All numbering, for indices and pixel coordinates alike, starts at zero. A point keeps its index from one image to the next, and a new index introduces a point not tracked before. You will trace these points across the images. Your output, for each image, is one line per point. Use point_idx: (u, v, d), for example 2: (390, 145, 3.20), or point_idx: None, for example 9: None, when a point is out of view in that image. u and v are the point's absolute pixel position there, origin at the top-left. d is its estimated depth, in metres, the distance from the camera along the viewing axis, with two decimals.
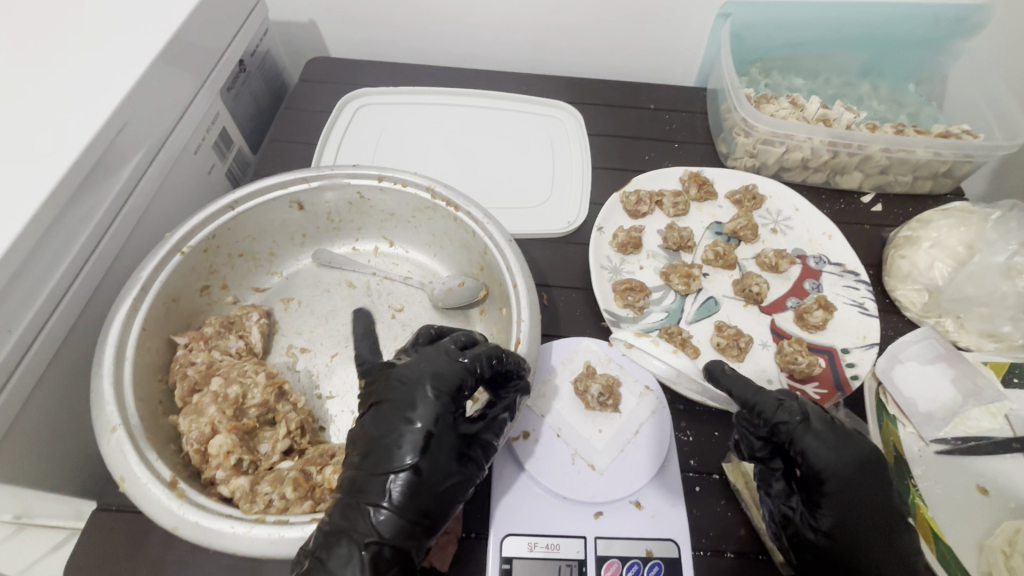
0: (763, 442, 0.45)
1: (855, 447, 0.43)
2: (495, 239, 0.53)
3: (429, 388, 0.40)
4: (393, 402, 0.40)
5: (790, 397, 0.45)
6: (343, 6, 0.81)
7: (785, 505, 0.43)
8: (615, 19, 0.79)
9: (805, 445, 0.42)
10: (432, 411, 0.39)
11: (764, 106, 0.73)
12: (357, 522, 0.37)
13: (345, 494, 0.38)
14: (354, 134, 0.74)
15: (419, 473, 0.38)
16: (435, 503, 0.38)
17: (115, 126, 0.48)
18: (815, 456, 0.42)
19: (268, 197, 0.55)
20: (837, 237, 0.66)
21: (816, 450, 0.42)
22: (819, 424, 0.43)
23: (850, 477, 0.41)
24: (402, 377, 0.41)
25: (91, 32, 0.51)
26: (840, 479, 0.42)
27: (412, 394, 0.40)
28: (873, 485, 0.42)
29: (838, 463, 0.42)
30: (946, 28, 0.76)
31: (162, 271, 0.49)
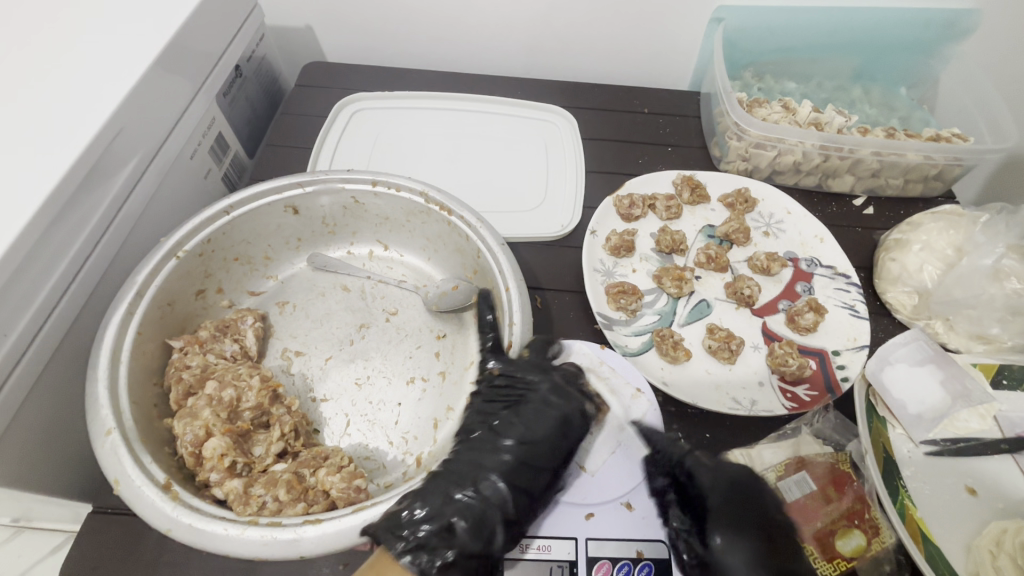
0: (662, 466, 0.47)
1: (733, 464, 0.46)
2: (487, 243, 0.53)
3: (574, 407, 0.49)
4: (526, 412, 0.48)
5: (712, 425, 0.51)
6: (339, 12, 0.82)
7: (678, 528, 0.45)
8: (609, 24, 0.80)
9: (692, 466, 0.46)
10: (566, 430, 0.48)
11: (756, 110, 0.73)
12: (485, 505, 0.43)
13: (448, 477, 0.44)
14: (350, 138, 0.75)
15: (533, 477, 0.45)
16: (547, 496, 0.46)
17: (111, 132, 0.48)
18: (699, 476, 0.45)
19: (262, 201, 0.55)
20: (828, 240, 0.66)
21: (699, 469, 0.45)
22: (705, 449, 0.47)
23: (731, 495, 0.44)
24: (543, 391, 0.49)
25: (88, 39, 0.52)
26: (722, 492, 0.44)
27: (560, 412, 0.48)
28: (757, 503, 0.44)
29: (720, 476, 0.45)
30: (937, 32, 0.77)
31: (157, 275, 0.49)
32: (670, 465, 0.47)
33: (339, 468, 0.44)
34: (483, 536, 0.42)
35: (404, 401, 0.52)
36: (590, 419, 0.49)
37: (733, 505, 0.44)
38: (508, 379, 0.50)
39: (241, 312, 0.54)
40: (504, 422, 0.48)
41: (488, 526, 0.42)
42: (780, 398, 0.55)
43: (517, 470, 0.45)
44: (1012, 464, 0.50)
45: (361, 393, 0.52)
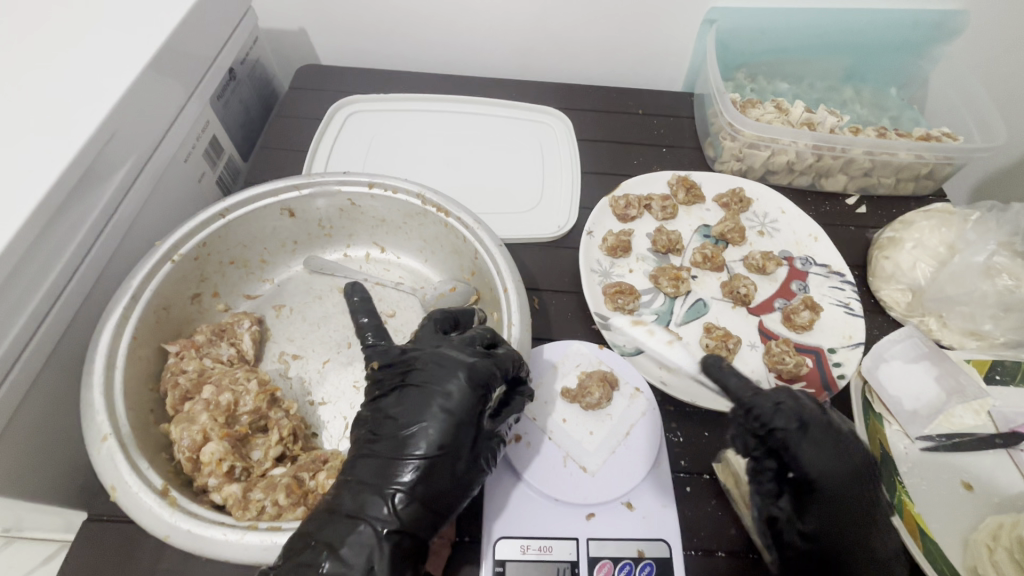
0: (758, 442, 0.43)
1: (854, 455, 0.42)
2: (485, 244, 0.54)
3: (459, 380, 0.41)
4: (413, 386, 0.42)
5: (788, 400, 0.43)
6: (334, 15, 0.82)
7: (773, 506, 0.42)
8: (604, 27, 0.80)
9: (800, 452, 0.41)
10: (459, 399, 0.40)
11: (750, 111, 0.74)
12: (372, 506, 0.37)
13: (355, 476, 0.39)
14: (345, 141, 0.75)
15: (436, 458, 0.39)
16: (453, 491, 0.39)
17: (105, 136, 0.48)
18: (811, 463, 0.41)
19: (258, 204, 0.55)
20: (822, 239, 0.67)
21: (813, 459, 0.41)
22: (818, 429, 0.42)
23: (841, 483, 0.41)
24: (429, 363, 0.43)
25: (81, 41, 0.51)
26: (835, 485, 0.41)
27: (447, 381, 0.41)
28: (858, 490, 0.41)
29: (835, 472, 0.41)
30: (926, 33, 0.78)
31: (152, 280, 0.49)
32: (770, 443, 0.43)
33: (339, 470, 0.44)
34: (389, 539, 0.36)
35: None
36: (492, 383, 0.42)
37: (840, 494, 0.41)
38: (394, 362, 0.45)
39: (238, 316, 0.54)
40: (395, 406, 0.42)
41: (394, 527, 0.37)
42: None
43: (423, 454, 0.38)
44: (1007, 458, 0.51)
45: (360, 396, 0.52)
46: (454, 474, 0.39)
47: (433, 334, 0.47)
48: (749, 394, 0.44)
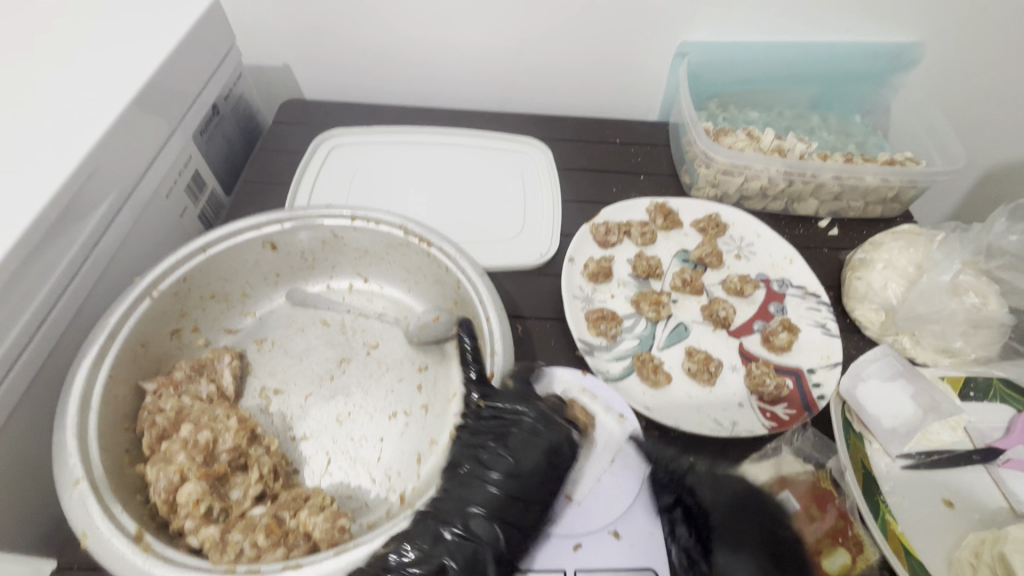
0: (666, 489, 0.47)
1: (744, 488, 0.45)
2: (468, 274, 0.54)
3: (561, 431, 0.45)
4: (524, 428, 0.44)
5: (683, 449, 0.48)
6: (319, 51, 0.84)
7: (686, 549, 0.45)
8: (581, 59, 0.83)
9: (693, 483, 0.45)
10: (560, 456, 0.44)
11: (723, 138, 0.77)
12: (479, 535, 0.39)
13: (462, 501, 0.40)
14: (328, 174, 0.76)
15: (530, 503, 0.41)
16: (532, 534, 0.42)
17: (86, 173, 0.48)
18: (701, 492, 0.45)
19: (240, 238, 0.55)
20: (797, 261, 0.69)
21: (705, 491, 0.45)
22: (705, 468, 0.46)
23: (730, 509, 0.44)
24: (536, 413, 0.45)
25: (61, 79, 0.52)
26: (724, 513, 0.43)
27: (551, 435, 0.44)
28: (752, 517, 0.43)
29: (723, 500, 0.44)
30: (885, 64, 0.82)
31: (130, 317, 0.48)
32: (673, 486, 0.47)
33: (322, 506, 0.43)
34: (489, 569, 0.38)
35: (386, 436, 0.51)
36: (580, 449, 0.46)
37: (735, 521, 0.43)
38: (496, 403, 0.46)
39: (218, 351, 0.54)
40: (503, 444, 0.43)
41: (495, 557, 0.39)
42: (761, 418, 0.55)
43: (524, 499, 0.41)
44: (984, 474, 0.52)
45: (343, 430, 0.51)
46: (540, 519, 0.42)
47: (525, 386, 0.49)
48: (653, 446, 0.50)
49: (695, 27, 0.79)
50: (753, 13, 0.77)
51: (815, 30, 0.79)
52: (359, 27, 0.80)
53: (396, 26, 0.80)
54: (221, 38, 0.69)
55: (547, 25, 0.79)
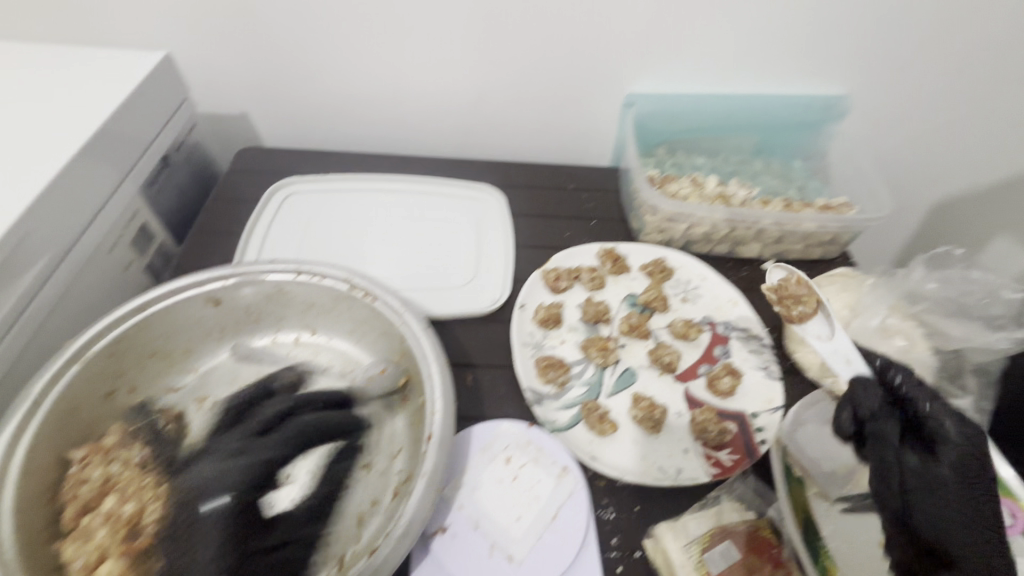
0: (893, 410, 0.46)
1: (959, 446, 0.43)
2: (411, 328, 0.54)
3: (266, 450, 0.48)
4: (233, 455, 0.48)
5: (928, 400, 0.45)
6: (276, 101, 0.85)
7: (886, 460, 0.44)
8: (533, 108, 0.86)
9: (940, 425, 0.44)
10: (242, 472, 0.47)
11: (668, 186, 0.79)
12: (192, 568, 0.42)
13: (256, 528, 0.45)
14: (281, 222, 0.76)
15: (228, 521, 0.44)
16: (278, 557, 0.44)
17: (15, 237, 0.48)
18: (943, 427, 0.44)
19: (180, 296, 0.55)
20: (741, 304, 0.71)
21: (955, 432, 0.43)
22: (953, 428, 0.43)
23: (948, 469, 0.42)
24: (227, 445, 0.49)
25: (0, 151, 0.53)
26: (957, 467, 0.42)
27: (248, 455, 0.48)
28: (964, 488, 0.42)
29: (965, 444, 0.43)
30: (818, 115, 0.87)
31: (58, 384, 0.47)
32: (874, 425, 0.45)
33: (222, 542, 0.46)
34: None
35: None
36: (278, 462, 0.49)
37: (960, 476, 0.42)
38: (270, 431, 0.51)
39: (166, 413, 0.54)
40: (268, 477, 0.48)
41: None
42: (704, 465, 0.57)
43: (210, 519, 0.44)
44: None
45: None
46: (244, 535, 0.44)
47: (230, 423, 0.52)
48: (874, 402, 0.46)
49: (639, 80, 0.83)
50: (692, 68, 0.82)
51: (751, 83, 0.84)
52: (315, 79, 0.82)
53: (352, 78, 0.82)
54: (171, 94, 0.70)
55: (499, 78, 0.82)
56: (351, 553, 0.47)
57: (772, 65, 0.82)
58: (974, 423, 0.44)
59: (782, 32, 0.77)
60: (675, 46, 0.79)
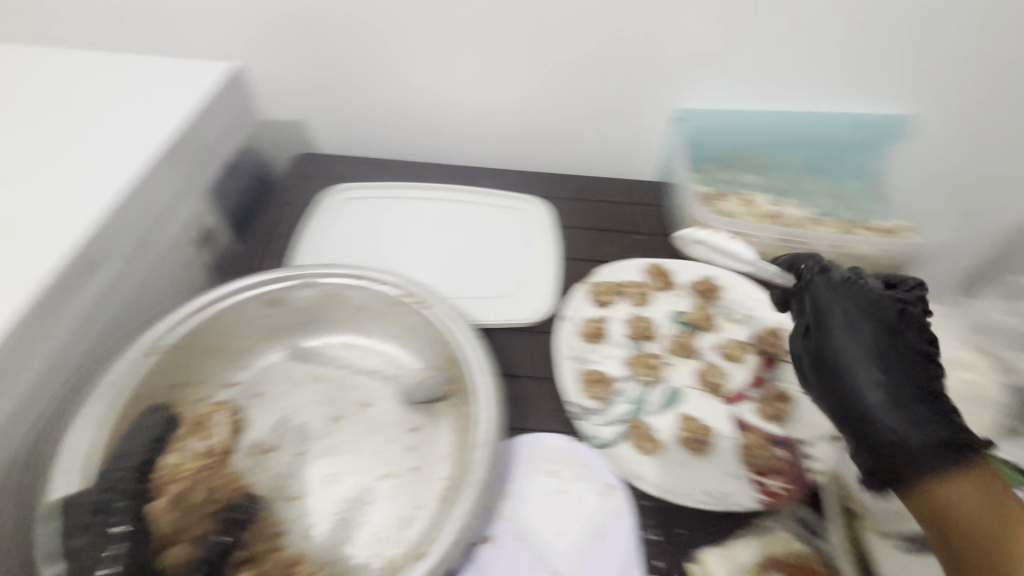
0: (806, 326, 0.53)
1: (876, 334, 0.49)
2: (461, 336, 0.55)
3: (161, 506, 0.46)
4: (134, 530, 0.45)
5: (858, 279, 0.53)
6: (332, 110, 0.89)
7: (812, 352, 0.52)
8: (581, 121, 0.87)
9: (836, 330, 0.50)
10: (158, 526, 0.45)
11: (718, 203, 0.78)
12: None
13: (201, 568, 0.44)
14: (335, 227, 0.78)
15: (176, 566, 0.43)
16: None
17: (102, 235, 0.52)
18: (855, 328, 0.50)
19: (244, 295, 0.58)
20: (792, 327, 0.69)
21: (847, 335, 0.50)
22: (846, 321, 0.50)
23: (860, 349, 0.49)
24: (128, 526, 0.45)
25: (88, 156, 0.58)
26: (850, 352, 0.49)
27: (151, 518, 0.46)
28: (898, 374, 0.47)
29: (861, 339, 0.49)
30: (877, 134, 0.85)
31: (129, 374, 0.51)
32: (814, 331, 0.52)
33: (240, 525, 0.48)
34: None
35: (373, 498, 0.51)
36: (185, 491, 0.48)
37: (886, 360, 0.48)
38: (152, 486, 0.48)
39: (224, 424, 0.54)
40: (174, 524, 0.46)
41: None
42: (754, 491, 0.55)
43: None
44: None
45: (330, 490, 0.52)
46: None
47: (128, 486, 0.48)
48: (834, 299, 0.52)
49: (689, 96, 0.83)
50: (745, 84, 0.81)
51: (807, 100, 0.83)
52: (371, 89, 0.85)
53: (406, 89, 0.85)
54: (239, 99, 0.73)
55: (548, 91, 0.83)
56: (398, 555, 0.48)
57: (829, 83, 0.80)
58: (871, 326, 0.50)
59: (839, 49, 0.76)
60: (728, 63, 0.78)
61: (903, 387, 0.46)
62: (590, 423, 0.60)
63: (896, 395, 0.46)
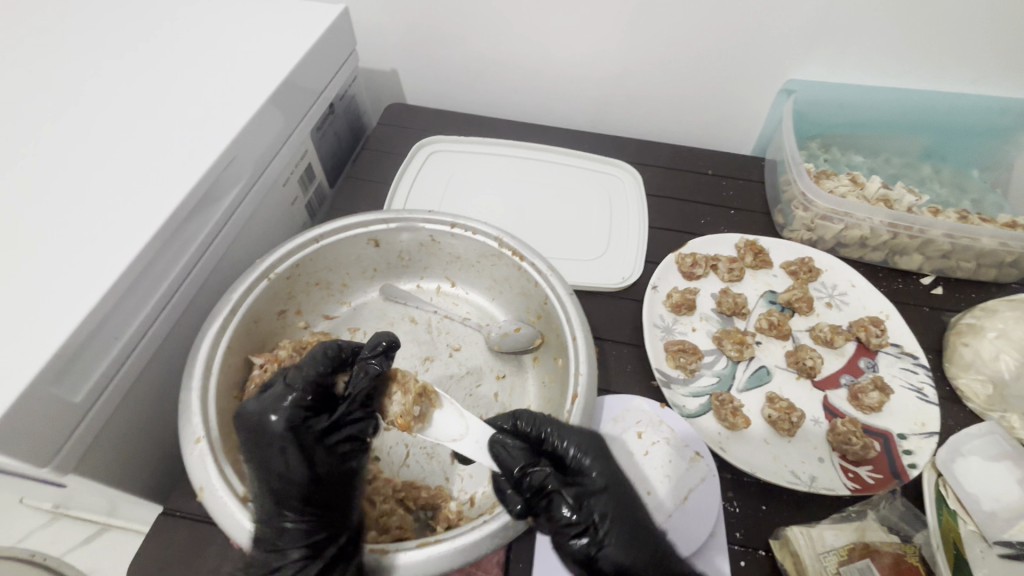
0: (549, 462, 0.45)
1: (611, 475, 0.44)
2: (556, 291, 0.55)
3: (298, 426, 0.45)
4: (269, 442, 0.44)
5: (556, 430, 0.45)
6: (427, 61, 0.88)
7: (575, 493, 0.42)
8: (680, 88, 0.83)
9: (576, 456, 0.44)
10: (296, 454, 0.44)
11: (823, 181, 0.75)
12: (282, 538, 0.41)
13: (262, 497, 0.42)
14: (426, 176, 0.80)
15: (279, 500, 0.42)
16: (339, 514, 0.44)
17: (225, 160, 0.54)
18: (581, 461, 0.44)
19: (348, 233, 0.59)
20: (894, 318, 0.66)
21: (572, 445, 0.44)
22: (577, 446, 0.44)
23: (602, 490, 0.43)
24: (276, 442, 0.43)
25: (207, 83, 0.59)
26: (600, 484, 0.43)
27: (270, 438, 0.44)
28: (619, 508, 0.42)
29: (578, 443, 0.45)
30: (1014, 119, 0.77)
31: (249, 295, 0.53)
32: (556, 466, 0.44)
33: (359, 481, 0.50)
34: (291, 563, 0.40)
35: None
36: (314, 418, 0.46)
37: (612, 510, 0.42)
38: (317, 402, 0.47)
39: (408, 397, 0.48)
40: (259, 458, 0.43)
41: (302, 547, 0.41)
42: (842, 478, 0.53)
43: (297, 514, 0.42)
44: None
45: None
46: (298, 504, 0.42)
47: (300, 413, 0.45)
48: (597, 467, 0.44)
49: (804, 66, 0.77)
50: (867, 56, 0.75)
51: (935, 79, 0.76)
52: (467, 43, 0.84)
53: (503, 43, 0.83)
54: (345, 42, 0.73)
55: (649, 55, 0.80)
56: (482, 493, 0.51)
57: (962, 60, 0.74)
58: (598, 438, 0.46)
59: (980, 23, 0.69)
60: (851, 32, 0.73)
61: (616, 506, 0.42)
62: (675, 392, 0.59)
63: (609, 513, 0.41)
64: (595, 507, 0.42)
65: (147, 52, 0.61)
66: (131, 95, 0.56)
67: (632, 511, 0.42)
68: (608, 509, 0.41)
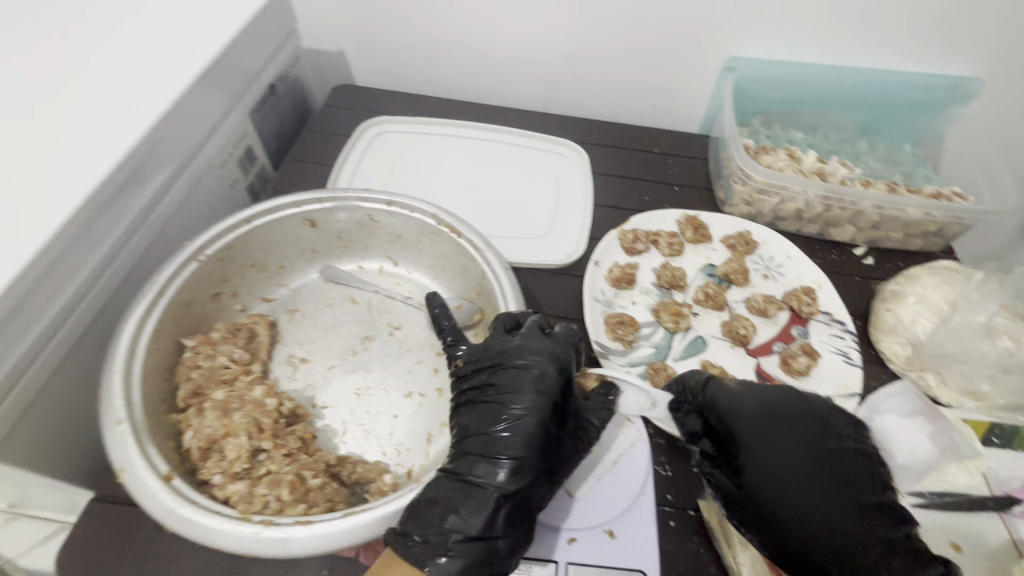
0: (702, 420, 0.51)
1: (771, 414, 0.47)
2: (493, 267, 0.56)
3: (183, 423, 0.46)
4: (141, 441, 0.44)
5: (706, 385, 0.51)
6: (372, 41, 0.87)
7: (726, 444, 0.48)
8: (625, 66, 0.84)
9: (725, 406, 0.48)
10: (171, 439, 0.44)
11: (762, 157, 0.77)
12: None
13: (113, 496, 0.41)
14: (371, 158, 0.79)
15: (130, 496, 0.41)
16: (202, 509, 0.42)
17: (152, 140, 0.52)
18: (729, 409, 0.48)
19: (282, 214, 0.59)
20: (826, 287, 0.68)
21: (720, 397, 0.49)
22: (727, 397, 0.49)
23: (753, 433, 0.46)
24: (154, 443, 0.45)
25: (129, 57, 0.56)
26: (749, 429, 0.46)
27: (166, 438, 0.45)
28: (776, 444, 0.45)
29: (723, 394, 0.49)
30: (942, 96, 0.80)
31: (177, 277, 0.52)
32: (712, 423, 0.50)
33: (284, 453, 0.47)
34: None
35: (401, 413, 0.55)
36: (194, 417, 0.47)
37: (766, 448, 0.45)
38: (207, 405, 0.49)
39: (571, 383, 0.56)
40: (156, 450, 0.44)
41: None
42: None
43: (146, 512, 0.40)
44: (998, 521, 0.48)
45: (360, 403, 0.55)
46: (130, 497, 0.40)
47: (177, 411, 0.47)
48: (740, 409, 0.48)
49: (744, 43, 0.78)
50: (803, 34, 0.77)
51: (870, 56, 0.78)
52: (413, 22, 0.83)
53: (448, 22, 0.82)
54: (283, 19, 0.71)
55: (594, 32, 0.80)
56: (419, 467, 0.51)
57: (894, 37, 0.76)
58: (752, 387, 0.49)
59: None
60: (788, 9, 0.74)
61: (766, 447, 0.45)
62: (613, 363, 0.61)
63: (759, 453, 0.45)
64: (747, 451, 0.46)
65: (60, 22, 0.58)
66: (45, 68, 0.54)
67: (786, 445, 0.45)
68: (755, 452, 0.45)
